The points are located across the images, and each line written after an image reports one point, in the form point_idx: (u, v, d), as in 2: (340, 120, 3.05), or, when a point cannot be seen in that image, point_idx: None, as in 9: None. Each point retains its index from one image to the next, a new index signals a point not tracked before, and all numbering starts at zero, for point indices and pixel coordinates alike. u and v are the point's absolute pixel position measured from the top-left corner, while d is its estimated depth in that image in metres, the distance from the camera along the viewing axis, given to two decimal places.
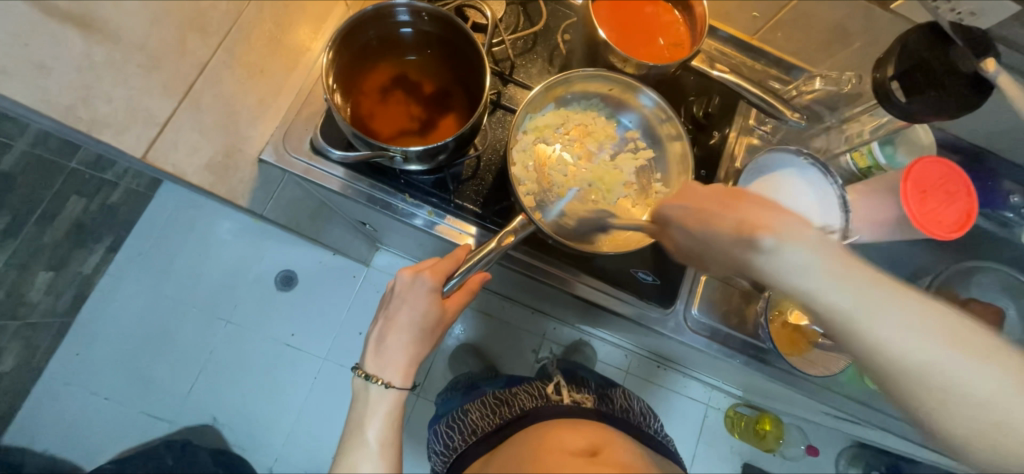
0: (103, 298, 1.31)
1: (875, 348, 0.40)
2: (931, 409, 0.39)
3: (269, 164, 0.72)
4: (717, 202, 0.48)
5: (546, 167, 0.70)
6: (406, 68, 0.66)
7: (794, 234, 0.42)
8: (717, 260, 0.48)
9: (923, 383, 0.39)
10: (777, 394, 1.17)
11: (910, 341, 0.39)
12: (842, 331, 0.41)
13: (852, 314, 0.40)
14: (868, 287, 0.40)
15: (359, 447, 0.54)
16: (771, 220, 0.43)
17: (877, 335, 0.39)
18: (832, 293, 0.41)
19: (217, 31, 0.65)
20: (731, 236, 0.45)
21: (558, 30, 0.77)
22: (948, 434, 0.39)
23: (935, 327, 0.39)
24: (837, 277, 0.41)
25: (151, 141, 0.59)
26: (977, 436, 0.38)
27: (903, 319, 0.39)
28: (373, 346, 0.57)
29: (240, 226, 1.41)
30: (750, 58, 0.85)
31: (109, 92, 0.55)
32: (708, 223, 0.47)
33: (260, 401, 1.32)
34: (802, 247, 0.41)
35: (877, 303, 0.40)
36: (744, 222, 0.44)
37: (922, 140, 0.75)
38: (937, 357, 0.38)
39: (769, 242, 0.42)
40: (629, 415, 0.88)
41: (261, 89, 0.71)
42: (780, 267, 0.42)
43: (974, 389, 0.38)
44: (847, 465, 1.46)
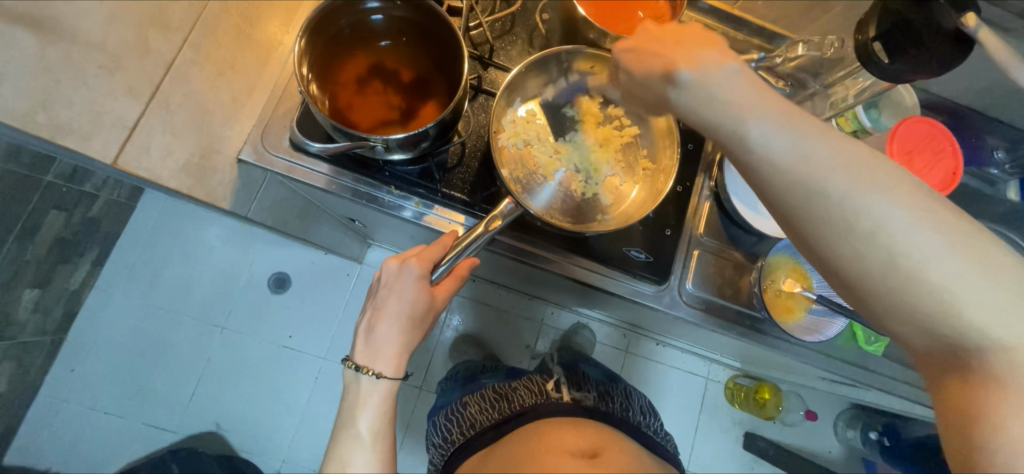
0: (93, 313, 1.29)
1: (785, 184, 0.37)
2: (830, 244, 0.36)
3: (249, 164, 0.70)
4: (655, 38, 0.44)
5: (530, 151, 0.69)
6: (381, 55, 0.64)
7: (712, 68, 0.40)
8: (646, 103, 0.47)
9: (838, 222, 0.36)
10: (775, 362, 1.18)
11: (822, 174, 0.36)
12: (746, 161, 0.39)
13: (751, 139, 0.38)
14: (778, 117, 0.38)
15: (352, 439, 0.52)
16: (694, 53, 0.41)
17: (784, 169, 0.37)
18: (752, 124, 0.38)
19: (180, 27, 0.65)
20: (659, 75, 0.42)
21: (536, 10, 0.75)
22: (846, 272, 0.37)
23: (858, 165, 0.36)
24: (745, 102, 0.39)
25: (121, 145, 0.59)
26: (876, 271, 0.35)
27: (807, 144, 0.37)
28: (363, 336, 0.55)
29: (227, 232, 1.39)
30: (732, 29, 0.84)
31: (70, 96, 0.56)
32: (645, 59, 0.44)
33: (262, 405, 1.32)
34: (717, 81, 0.39)
35: (788, 137, 0.37)
36: (665, 58, 0.42)
37: (906, 103, 0.77)
38: (851, 191, 0.35)
39: (686, 76, 0.40)
40: (628, 415, 0.88)
41: (236, 86, 0.71)
42: (697, 101, 0.40)
43: (897, 235, 0.34)
44: (845, 427, 1.50)
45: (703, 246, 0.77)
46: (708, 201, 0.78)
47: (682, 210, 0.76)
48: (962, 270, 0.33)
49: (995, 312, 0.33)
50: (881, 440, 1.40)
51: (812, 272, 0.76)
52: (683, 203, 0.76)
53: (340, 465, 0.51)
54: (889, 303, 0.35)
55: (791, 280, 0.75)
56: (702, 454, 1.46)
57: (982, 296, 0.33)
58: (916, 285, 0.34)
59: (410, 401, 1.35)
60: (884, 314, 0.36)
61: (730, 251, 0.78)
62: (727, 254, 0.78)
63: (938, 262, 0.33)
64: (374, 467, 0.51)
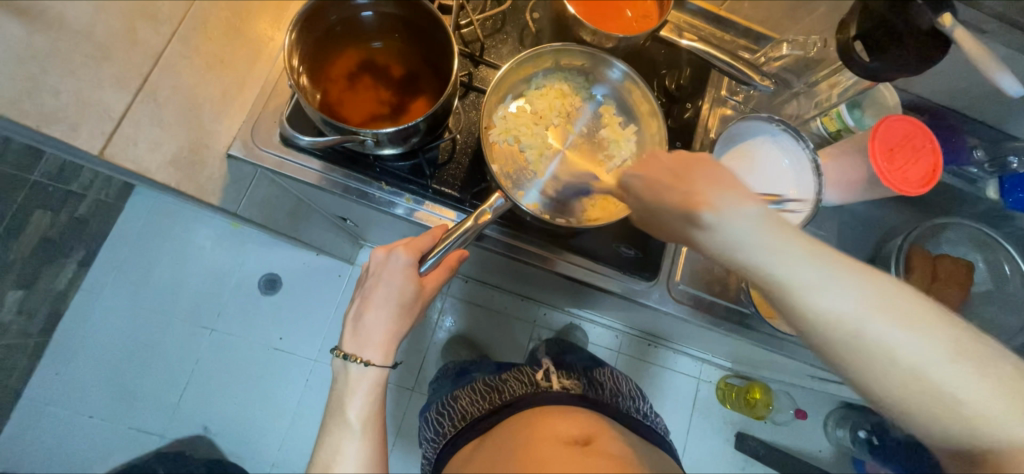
0: (78, 315, 1.27)
1: (796, 306, 0.40)
2: (844, 359, 0.40)
3: (238, 160, 0.70)
4: (670, 170, 0.47)
5: (521, 147, 0.70)
6: (373, 52, 0.65)
7: (730, 207, 0.42)
8: (663, 227, 0.48)
9: (857, 348, 0.39)
10: (763, 360, 1.20)
11: (841, 307, 0.39)
12: (767, 291, 0.42)
13: (808, 301, 0.40)
14: (835, 277, 0.40)
15: (340, 427, 0.52)
16: (710, 193, 0.43)
17: (809, 305, 0.40)
18: (770, 261, 0.41)
19: (168, 19, 0.66)
20: (679, 209, 0.45)
21: (526, 9, 0.76)
22: (893, 411, 0.40)
23: (867, 294, 0.39)
24: (802, 270, 0.40)
25: (108, 137, 0.60)
26: (914, 405, 0.38)
27: (858, 302, 0.39)
28: (351, 325, 0.55)
29: (216, 232, 1.38)
30: (719, 30, 0.86)
31: (56, 86, 0.56)
32: (664, 192, 0.46)
33: (252, 407, 1.30)
34: (735, 220, 0.42)
35: (806, 267, 0.40)
36: (687, 194, 0.44)
37: (888, 102, 0.77)
38: (852, 313, 0.39)
39: (709, 217, 0.43)
40: (618, 400, 0.88)
41: (225, 80, 0.70)
42: (721, 240, 0.43)
43: (915, 362, 0.38)
44: (834, 426, 1.50)
45: None
46: None
47: None
48: (970, 382, 0.37)
49: (1001, 412, 0.37)
50: (871, 439, 1.39)
51: None
52: None
53: (328, 453, 0.51)
54: (928, 427, 0.38)
55: None
56: (694, 454, 1.47)
57: (1001, 416, 0.37)
58: (951, 417, 0.37)
59: (402, 402, 1.35)
60: (925, 437, 0.39)
61: None
62: None
63: (955, 381, 0.37)
64: (364, 456, 0.51)
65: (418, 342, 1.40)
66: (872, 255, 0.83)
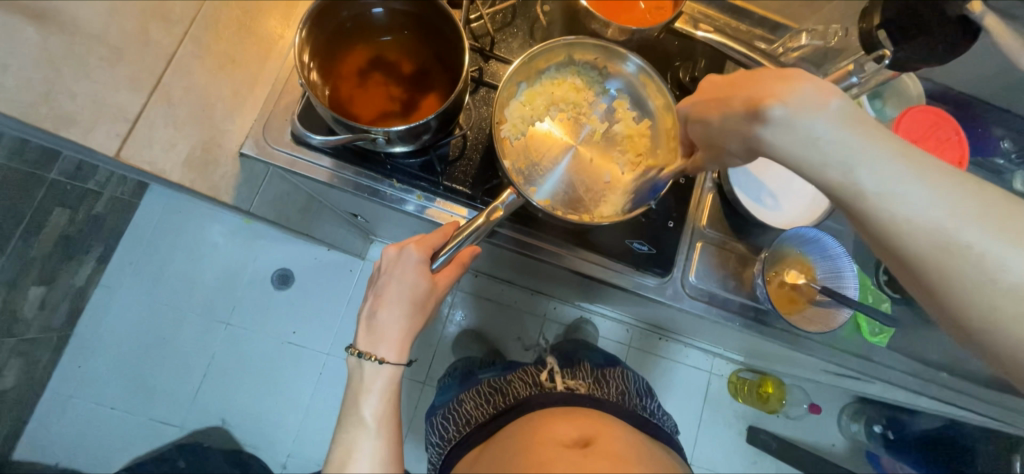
0: (99, 311, 1.30)
1: (872, 206, 0.40)
2: (922, 261, 0.39)
3: (250, 158, 0.70)
4: (735, 86, 0.46)
5: (533, 143, 0.69)
6: (383, 47, 0.64)
7: (808, 103, 0.40)
8: (724, 140, 0.48)
9: (934, 246, 0.38)
10: (777, 355, 1.18)
11: (924, 204, 0.38)
12: (841, 191, 0.41)
13: (886, 199, 0.39)
14: (918, 177, 0.39)
15: (357, 424, 0.52)
16: (786, 89, 0.41)
17: (889, 204, 0.39)
18: (848, 157, 0.40)
19: (180, 19, 0.66)
20: (745, 114, 0.43)
21: (536, 2, 0.75)
22: (969, 319, 0.38)
23: (952, 193, 0.38)
24: (885, 171, 0.39)
25: (123, 138, 0.60)
26: (991, 307, 0.37)
27: (943, 204, 0.38)
28: (365, 323, 0.55)
29: (230, 228, 1.39)
30: (734, 20, 0.84)
31: (71, 88, 0.56)
32: (713, 111, 0.48)
33: (267, 401, 1.33)
34: (812, 118, 0.40)
35: (888, 166, 0.39)
36: (754, 95, 0.42)
37: (911, 94, 0.75)
38: (936, 211, 0.38)
39: (778, 112, 0.41)
40: (624, 398, 0.88)
41: (237, 80, 0.70)
42: (792, 138, 0.41)
43: (1000, 262, 0.37)
44: (849, 420, 1.49)
45: (706, 239, 0.77)
46: (711, 193, 0.78)
47: (685, 202, 0.75)
48: None
49: None
50: (885, 433, 1.38)
51: (815, 263, 0.75)
52: (685, 195, 0.76)
53: (346, 450, 0.52)
54: (1002, 331, 0.37)
55: (795, 272, 0.74)
56: (707, 449, 1.47)
57: None
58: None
59: (414, 397, 1.36)
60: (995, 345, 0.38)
61: (734, 243, 0.77)
62: (730, 246, 0.77)
63: None
64: (380, 453, 0.51)
65: (428, 337, 1.41)
66: None
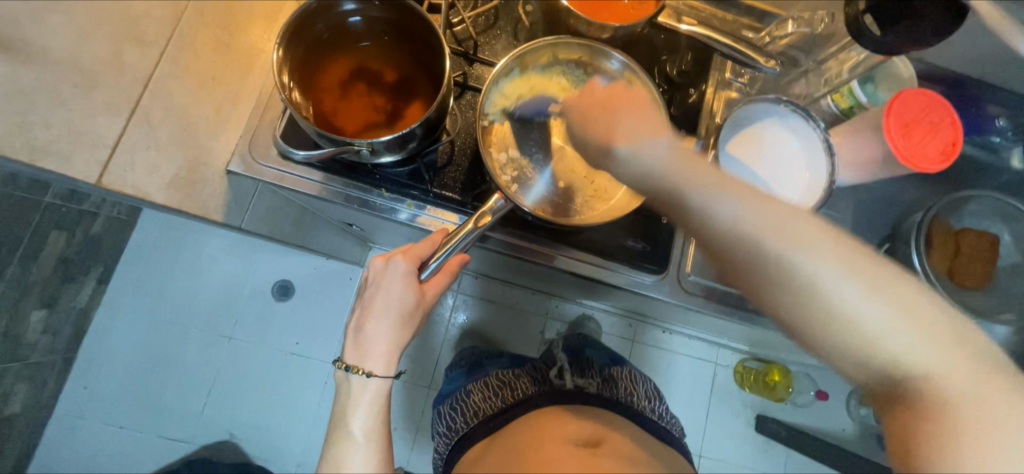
0: (101, 330, 1.30)
1: (699, 223, 0.42)
2: (750, 277, 0.40)
3: (239, 176, 0.70)
4: (599, 108, 0.50)
5: (522, 146, 0.68)
6: (364, 58, 0.64)
7: (641, 140, 0.47)
8: (593, 163, 0.52)
9: (753, 264, 0.40)
10: (780, 344, 1.18)
11: (738, 223, 0.40)
12: (674, 209, 0.44)
13: (707, 214, 0.42)
14: (739, 199, 0.41)
15: (345, 439, 0.51)
16: (627, 128, 0.48)
17: (710, 222, 0.41)
18: (671, 182, 0.44)
19: (155, 40, 0.65)
20: (599, 145, 0.49)
21: (518, 2, 0.74)
22: (803, 335, 0.39)
23: (772, 215, 0.40)
24: (709, 194, 0.42)
25: (103, 165, 0.60)
26: (820, 326, 0.38)
27: (760, 223, 0.39)
28: (353, 335, 0.54)
29: (227, 242, 1.39)
30: (720, 10, 0.83)
31: (47, 116, 0.56)
32: (585, 130, 0.50)
33: (274, 411, 1.33)
34: (648, 151, 0.46)
35: (708, 189, 0.42)
36: (606, 128, 0.49)
37: (903, 75, 0.74)
38: (754, 231, 0.40)
39: (620, 148, 0.47)
40: (633, 400, 0.86)
41: (219, 97, 0.70)
42: (633, 168, 0.46)
43: (820, 281, 0.37)
44: (857, 405, 1.47)
45: None
46: None
47: None
48: (877, 306, 0.36)
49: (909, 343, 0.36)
50: None
51: None
52: None
53: (334, 466, 0.50)
54: (829, 347, 0.38)
55: None
56: (715, 440, 1.46)
57: (908, 343, 0.36)
58: (846, 329, 0.37)
59: (419, 400, 1.36)
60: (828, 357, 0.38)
61: None
62: None
63: (857, 302, 0.36)
64: (374, 463, 0.50)
65: (431, 341, 1.41)
66: (891, 232, 0.80)
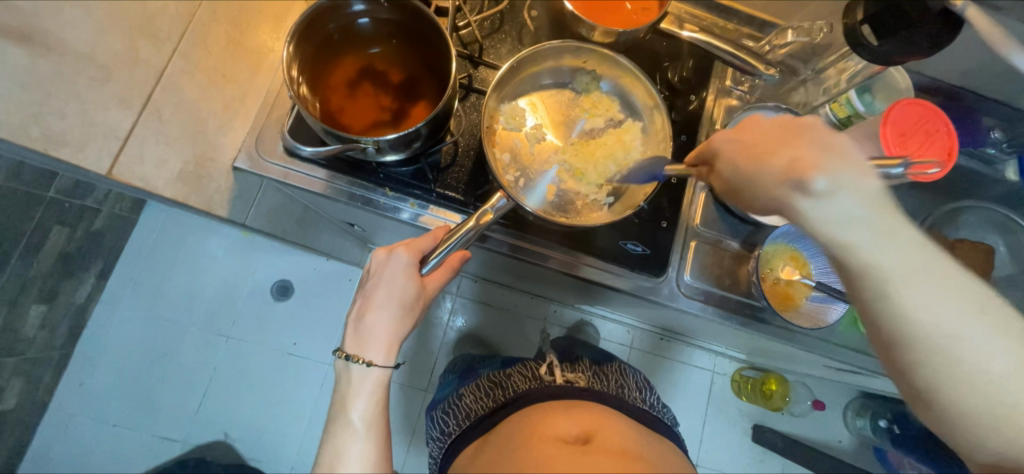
0: (99, 326, 1.30)
1: (886, 297, 0.38)
2: (924, 358, 0.39)
3: (244, 172, 0.71)
4: (776, 140, 0.41)
5: (523, 148, 0.69)
6: (372, 59, 0.65)
7: (849, 180, 0.38)
8: (750, 201, 0.43)
9: (940, 349, 0.38)
10: (779, 352, 1.18)
11: (935, 303, 0.38)
12: (864, 277, 0.39)
13: (888, 272, 0.38)
14: (935, 274, 0.38)
15: (345, 428, 0.51)
16: (827, 162, 0.38)
17: (904, 297, 0.38)
18: (872, 247, 0.38)
19: (168, 36, 0.66)
20: (785, 184, 0.39)
21: (523, 8, 0.75)
22: (950, 415, 0.40)
23: (967, 298, 0.38)
24: (910, 260, 0.38)
25: (114, 157, 0.61)
26: (976, 410, 0.38)
27: (955, 305, 0.37)
28: (353, 325, 0.54)
29: (227, 241, 1.40)
30: (721, 19, 0.84)
31: (62, 107, 0.56)
32: (762, 158, 0.41)
33: (270, 412, 1.33)
34: (851, 196, 0.38)
35: (910, 261, 0.38)
36: (794, 159, 0.39)
37: (899, 85, 0.76)
38: (946, 316, 0.37)
39: (822, 186, 0.38)
40: (623, 392, 0.87)
41: (227, 95, 0.71)
42: (831, 217, 0.38)
43: (993, 370, 0.37)
44: (854, 416, 1.48)
45: (700, 238, 0.77)
46: (705, 191, 0.78)
47: (679, 202, 0.75)
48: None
49: None
50: (891, 427, 1.36)
51: (809, 259, 0.75)
52: (678, 194, 0.75)
53: (334, 456, 0.50)
54: (979, 427, 0.39)
55: (790, 268, 0.74)
56: (712, 448, 1.46)
57: None
58: (983, 397, 0.38)
59: (415, 404, 1.36)
60: (970, 435, 0.40)
61: (727, 241, 0.77)
62: (724, 245, 0.77)
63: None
64: (371, 455, 0.50)
65: (428, 342, 1.41)
66: None
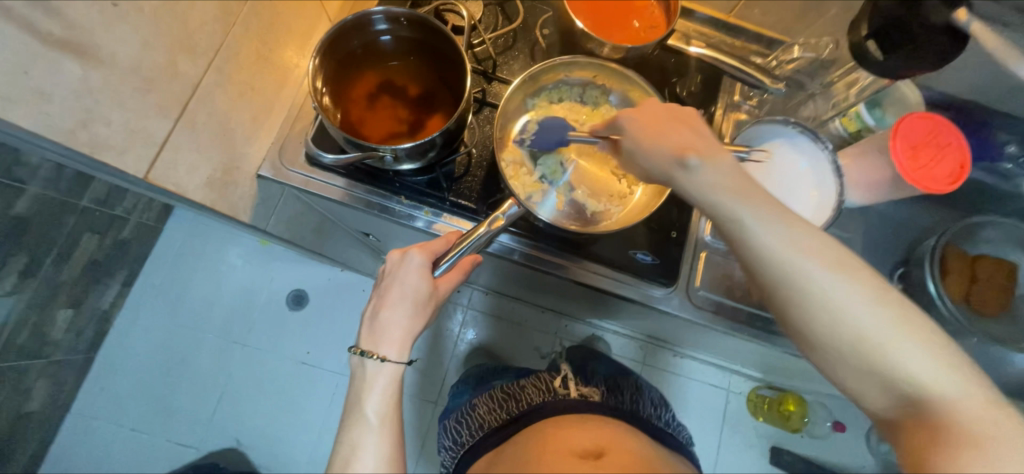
0: (121, 331, 1.35)
1: (750, 246, 0.43)
2: (788, 301, 0.42)
3: (268, 180, 0.75)
4: (665, 123, 0.48)
5: (531, 159, 0.71)
6: (390, 73, 0.68)
7: (715, 157, 0.45)
8: (648, 175, 0.49)
9: (800, 292, 0.41)
10: (795, 370, 1.16)
11: (786, 248, 0.41)
12: (732, 233, 0.44)
13: (761, 241, 0.42)
14: (786, 224, 0.42)
15: (358, 421, 0.52)
16: (699, 145, 0.46)
17: (764, 245, 0.42)
18: (734, 206, 0.43)
19: (205, 50, 0.68)
20: (671, 159, 0.46)
21: (536, 26, 0.79)
22: (831, 360, 0.41)
23: (817, 244, 0.41)
24: (761, 214, 0.42)
25: (151, 162, 0.64)
26: (848, 350, 0.40)
27: (804, 250, 0.41)
28: (368, 323, 0.56)
29: (247, 250, 1.44)
30: (729, 37, 0.87)
31: (108, 114, 0.59)
32: (657, 135, 0.47)
33: (281, 420, 1.34)
34: (717, 170, 0.44)
35: (765, 216, 0.42)
36: (681, 143, 0.46)
37: (910, 101, 0.76)
38: (795, 258, 0.41)
39: (695, 162, 0.44)
40: (639, 407, 0.87)
41: (255, 107, 0.78)
42: (703, 186, 0.44)
43: (850, 310, 0.39)
44: (878, 441, 1.42)
45: (711, 249, 0.77)
46: None
47: (687, 213, 0.76)
48: (897, 335, 0.39)
49: (932, 371, 0.38)
50: None
51: None
52: (686, 205, 0.76)
53: (349, 451, 0.50)
54: (856, 368, 0.40)
55: None
56: (727, 470, 1.42)
57: (936, 372, 0.38)
58: (844, 335, 0.40)
59: (425, 416, 1.36)
60: (852, 379, 0.41)
61: None
62: (734, 256, 0.77)
63: (887, 331, 0.39)
64: (384, 450, 0.50)
65: (439, 353, 1.42)
66: (903, 258, 0.83)
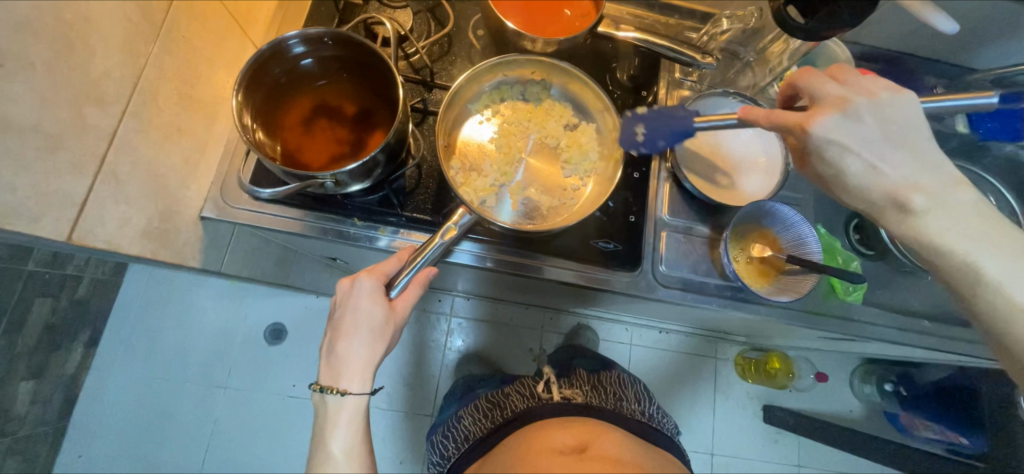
0: (92, 395, 1.28)
1: (915, 220, 0.48)
2: (954, 270, 0.47)
3: (213, 220, 0.72)
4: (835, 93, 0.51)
5: (481, 162, 0.70)
6: (323, 96, 0.66)
7: (898, 126, 0.49)
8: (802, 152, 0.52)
9: (962, 262, 0.47)
10: (776, 329, 1.18)
11: (946, 224, 0.47)
12: (890, 210, 0.49)
13: (926, 218, 0.47)
14: (952, 200, 0.47)
15: (328, 461, 0.51)
16: (884, 112, 0.49)
17: (929, 222, 0.47)
18: (904, 179, 0.48)
19: (116, 99, 0.64)
20: (849, 131, 0.49)
21: (469, 28, 0.78)
22: (994, 322, 0.47)
23: (970, 221, 0.47)
24: (922, 190, 0.48)
25: (74, 223, 0.61)
26: (1010, 311, 0.46)
27: (964, 225, 0.47)
28: (326, 358, 0.54)
29: (214, 291, 1.39)
30: (663, 16, 0.87)
31: (13, 181, 0.55)
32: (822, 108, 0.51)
33: (275, 459, 1.30)
34: (901, 136, 0.49)
35: (930, 190, 0.48)
36: (860, 113, 0.49)
37: (839, 57, 0.79)
38: (956, 232, 0.47)
39: (878, 133, 0.49)
40: (622, 404, 0.86)
41: (186, 147, 0.75)
42: (876, 157, 0.49)
43: (1003, 277, 0.46)
44: (862, 383, 1.49)
45: (670, 227, 0.78)
46: (668, 182, 0.79)
47: (643, 195, 0.77)
48: None
49: None
50: (898, 390, 1.42)
51: (778, 235, 0.77)
52: (641, 188, 0.78)
53: None
54: (1014, 329, 0.46)
55: (760, 245, 0.76)
56: (724, 435, 1.45)
57: None
58: (1007, 300, 0.46)
59: (421, 431, 1.35)
60: (1010, 341, 0.46)
61: (697, 228, 0.79)
62: (695, 232, 0.78)
63: None
64: None
65: (428, 366, 1.40)
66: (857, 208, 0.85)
